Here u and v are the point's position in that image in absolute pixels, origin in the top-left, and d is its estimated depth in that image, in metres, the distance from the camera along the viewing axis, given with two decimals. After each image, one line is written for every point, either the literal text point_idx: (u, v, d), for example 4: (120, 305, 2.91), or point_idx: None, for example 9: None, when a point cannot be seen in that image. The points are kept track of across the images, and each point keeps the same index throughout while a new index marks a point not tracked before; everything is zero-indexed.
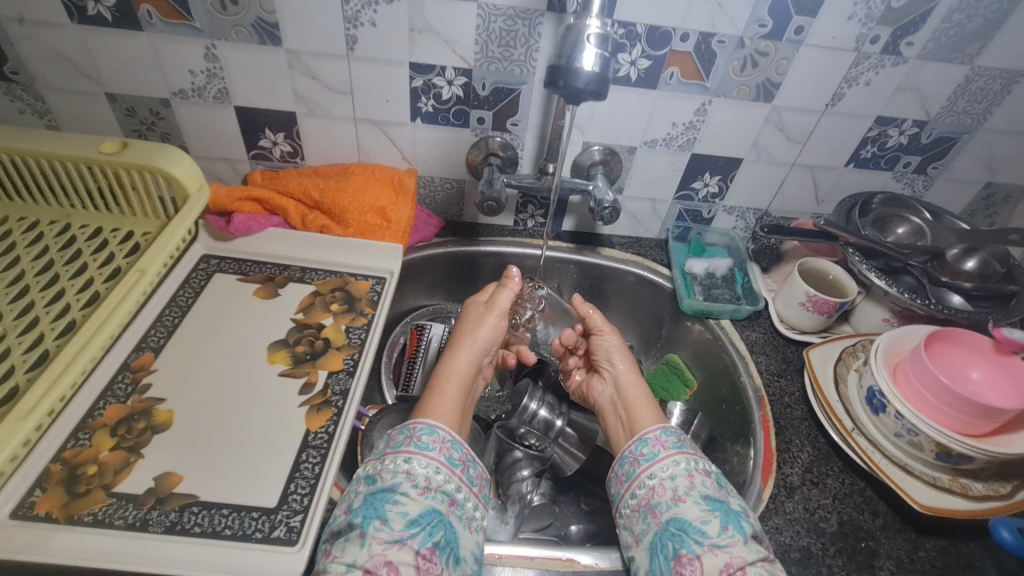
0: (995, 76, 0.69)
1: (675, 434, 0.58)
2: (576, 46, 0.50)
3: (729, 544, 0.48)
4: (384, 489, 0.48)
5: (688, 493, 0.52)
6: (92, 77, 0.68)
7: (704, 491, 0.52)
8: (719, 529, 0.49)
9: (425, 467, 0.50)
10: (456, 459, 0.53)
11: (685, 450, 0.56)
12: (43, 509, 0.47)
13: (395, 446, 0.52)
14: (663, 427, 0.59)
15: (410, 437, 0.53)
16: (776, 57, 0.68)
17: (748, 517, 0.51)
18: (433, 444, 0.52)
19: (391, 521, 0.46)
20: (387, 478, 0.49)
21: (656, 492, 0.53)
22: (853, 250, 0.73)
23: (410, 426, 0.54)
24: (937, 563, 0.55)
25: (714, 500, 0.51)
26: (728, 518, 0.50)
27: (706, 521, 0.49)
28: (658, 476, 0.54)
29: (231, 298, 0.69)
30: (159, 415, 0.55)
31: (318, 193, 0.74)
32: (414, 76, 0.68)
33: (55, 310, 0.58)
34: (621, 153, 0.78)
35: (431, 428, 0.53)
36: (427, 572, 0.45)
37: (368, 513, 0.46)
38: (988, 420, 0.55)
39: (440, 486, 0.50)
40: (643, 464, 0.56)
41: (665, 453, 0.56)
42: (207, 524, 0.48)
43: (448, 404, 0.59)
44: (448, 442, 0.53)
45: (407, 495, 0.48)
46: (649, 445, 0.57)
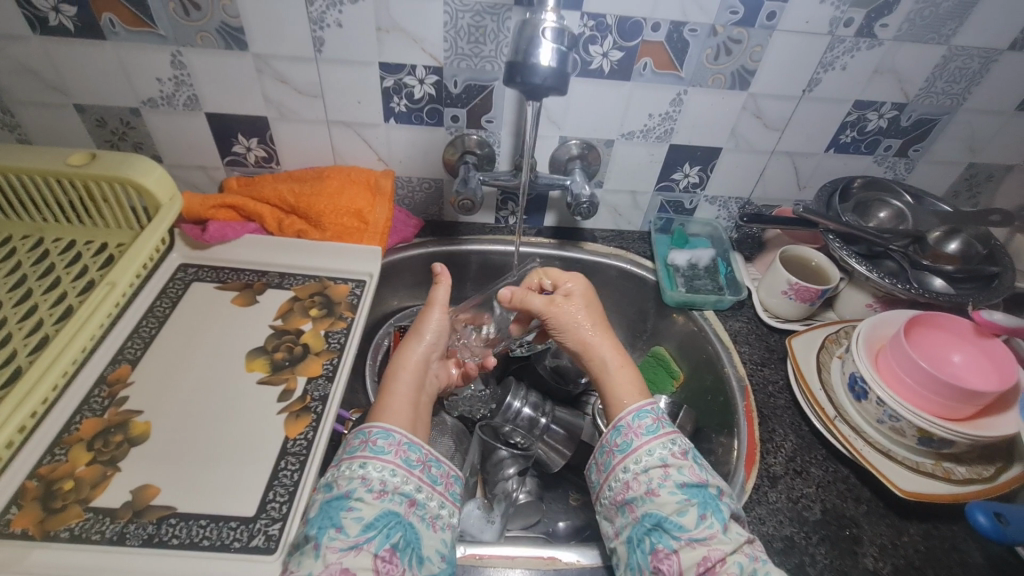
0: (973, 56, 0.68)
1: (650, 417, 0.55)
2: (531, 41, 0.50)
3: (708, 536, 0.48)
4: (339, 496, 0.48)
5: (663, 485, 0.51)
6: (60, 89, 0.68)
7: (680, 479, 0.51)
8: (696, 520, 0.49)
9: (380, 470, 0.50)
10: (415, 459, 0.52)
11: (660, 434, 0.54)
12: (19, 526, 0.47)
13: (350, 452, 0.51)
14: (634, 408, 0.56)
15: (365, 441, 0.52)
16: (749, 44, 0.67)
17: (725, 500, 0.52)
18: (389, 447, 0.51)
19: (347, 527, 0.46)
20: (343, 485, 0.48)
21: (632, 486, 0.52)
22: (834, 236, 0.72)
23: (365, 430, 0.53)
24: (921, 548, 0.55)
25: (691, 487, 0.51)
26: (706, 506, 0.50)
27: (683, 513, 0.49)
28: (632, 469, 0.53)
29: (208, 306, 0.68)
30: (136, 428, 0.55)
31: (293, 198, 0.74)
32: (385, 76, 0.68)
33: (27, 326, 0.57)
34: (599, 146, 0.77)
35: (387, 431, 0.52)
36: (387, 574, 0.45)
37: (323, 523, 0.46)
38: (968, 403, 0.54)
39: (396, 488, 0.49)
40: (619, 455, 0.54)
41: (640, 441, 0.54)
42: (185, 535, 0.48)
43: (399, 402, 0.57)
44: (405, 444, 0.52)
45: (363, 501, 0.47)
46: (623, 434, 0.55)
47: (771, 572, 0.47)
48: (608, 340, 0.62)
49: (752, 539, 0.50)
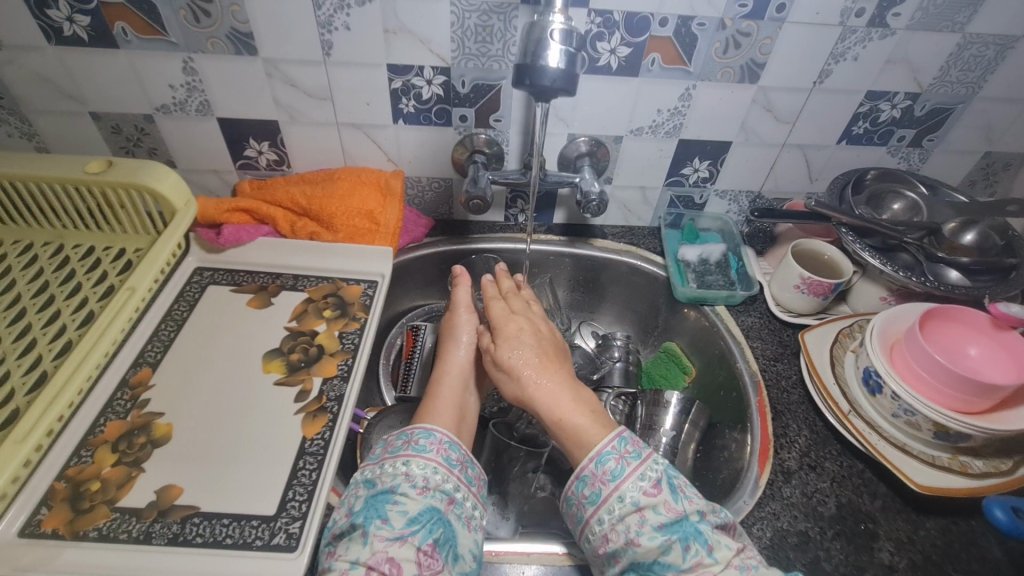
0: (988, 43, 0.67)
1: (612, 460, 0.51)
2: (540, 43, 0.50)
3: (696, 565, 0.46)
4: (384, 491, 0.49)
5: (641, 531, 0.47)
6: (75, 98, 0.69)
7: (657, 520, 0.47)
8: (682, 554, 0.46)
9: (423, 467, 0.50)
10: (455, 459, 0.53)
11: (626, 475, 0.50)
12: (50, 526, 0.49)
13: (393, 451, 0.52)
14: (596, 452, 0.52)
15: (408, 441, 0.53)
16: (758, 36, 0.66)
17: (706, 521, 0.48)
18: (430, 445, 0.52)
19: (392, 519, 0.46)
20: (387, 480, 0.49)
21: (611, 538, 0.48)
22: (847, 229, 0.72)
23: (408, 431, 0.54)
24: (938, 543, 0.55)
25: (670, 526, 0.47)
26: (688, 538, 0.47)
27: (668, 552, 0.46)
28: (607, 521, 0.49)
29: (226, 309, 0.70)
30: (159, 429, 0.57)
31: (305, 200, 0.75)
32: (393, 78, 0.68)
33: (51, 332, 0.59)
34: (608, 143, 0.77)
35: (428, 431, 0.54)
36: (427, 568, 0.45)
37: (369, 514, 0.47)
38: (985, 397, 0.54)
39: (438, 485, 0.50)
40: (589, 507, 0.50)
41: (608, 490, 0.50)
42: (208, 534, 0.49)
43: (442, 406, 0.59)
44: (446, 443, 0.53)
45: (406, 495, 0.48)
46: (589, 484, 0.51)
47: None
48: (548, 377, 0.59)
49: (744, 547, 0.48)
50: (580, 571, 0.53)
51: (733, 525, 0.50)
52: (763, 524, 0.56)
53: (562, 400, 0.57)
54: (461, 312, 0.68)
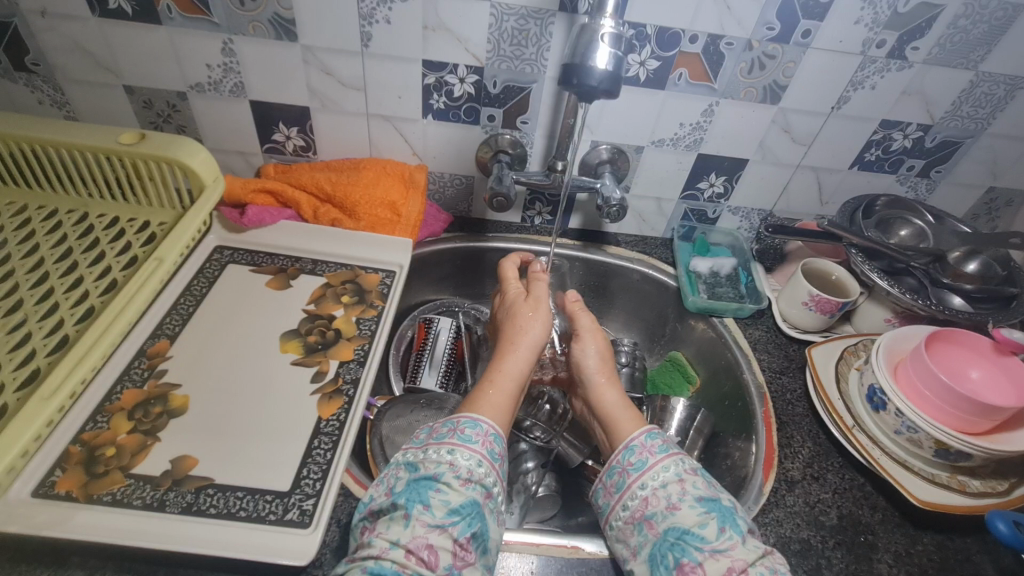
0: (999, 82, 0.70)
1: (660, 437, 0.57)
2: (589, 46, 0.53)
3: (729, 547, 0.47)
4: (427, 477, 0.49)
5: (683, 499, 0.51)
6: (111, 70, 0.70)
7: (697, 493, 0.51)
8: (716, 532, 0.48)
9: (468, 459, 0.51)
10: (497, 453, 0.53)
11: (671, 451, 0.55)
12: (63, 488, 0.49)
13: (438, 438, 0.53)
14: (645, 430, 0.58)
15: (454, 429, 0.53)
16: (783, 59, 0.69)
17: (739, 513, 0.51)
18: (477, 437, 0.53)
19: (434, 506, 0.47)
20: (430, 467, 0.50)
21: (651, 502, 0.52)
22: (856, 251, 0.74)
23: (455, 420, 0.55)
24: (934, 558, 0.57)
25: (709, 501, 0.50)
26: (724, 519, 0.49)
27: (704, 525, 0.48)
28: (651, 486, 0.53)
29: (245, 289, 0.70)
30: (175, 401, 0.57)
31: (330, 186, 0.76)
32: (427, 74, 0.70)
33: (74, 297, 0.59)
34: (629, 153, 0.79)
35: (475, 422, 0.54)
36: (462, 559, 0.46)
37: (412, 497, 0.47)
38: (987, 417, 0.56)
39: (480, 478, 0.50)
40: (634, 473, 0.55)
41: (654, 458, 0.55)
42: (223, 505, 0.50)
43: (501, 397, 0.59)
44: (491, 436, 0.54)
45: (450, 485, 0.48)
46: (637, 453, 0.56)
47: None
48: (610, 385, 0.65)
49: (771, 551, 0.49)
50: (587, 565, 0.54)
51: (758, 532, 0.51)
52: (765, 530, 0.57)
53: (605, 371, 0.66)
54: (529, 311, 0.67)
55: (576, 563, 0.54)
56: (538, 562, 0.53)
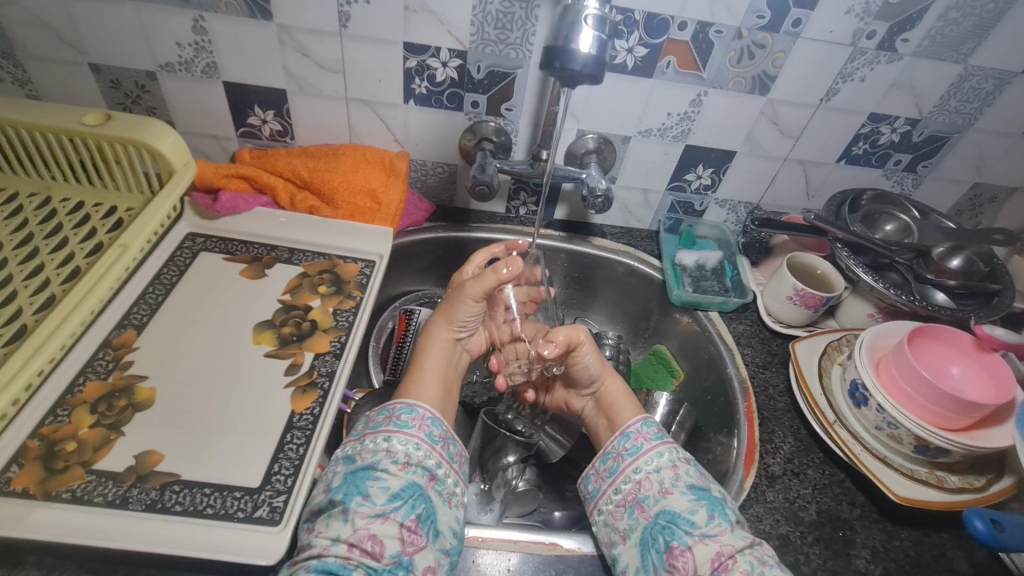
0: (988, 76, 0.70)
1: (655, 425, 0.58)
2: (573, 28, 0.51)
3: (718, 532, 0.48)
4: (364, 467, 0.48)
5: (674, 484, 0.52)
6: (75, 46, 0.66)
7: (690, 480, 0.52)
8: (706, 518, 0.49)
9: (404, 444, 0.50)
10: (437, 436, 0.53)
11: (666, 441, 0.56)
12: (20, 485, 0.47)
13: (374, 427, 0.52)
14: (641, 418, 0.59)
15: (389, 417, 0.53)
16: (773, 49, 0.67)
17: (729, 504, 0.52)
18: (413, 421, 0.52)
19: (373, 496, 0.47)
20: (367, 456, 0.49)
21: (644, 486, 0.53)
22: (842, 245, 0.73)
23: (389, 406, 0.54)
24: (911, 553, 0.57)
25: (698, 489, 0.51)
26: (713, 507, 0.50)
27: (694, 511, 0.50)
28: (644, 470, 0.54)
29: (216, 278, 0.68)
30: (140, 393, 0.55)
31: (307, 173, 0.73)
32: (408, 57, 0.67)
33: (34, 284, 0.56)
34: (615, 142, 0.77)
35: (410, 407, 0.54)
36: (410, 545, 0.46)
37: (349, 491, 0.47)
38: (966, 414, 0.56)
39: (419, 461, 0.50)
40: (628, 458, 0.56)
41: (649, 445, 0.56)
42: (189, 503, 0.48)
43: (429, 376, 0.60)
44: (428, 419, 0.53)
45: (387, 471, 0.48)
46: (633, 439, 0.57)
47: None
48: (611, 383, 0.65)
49: (759, 541, 0.49)
50: (565, 561, 0.53)
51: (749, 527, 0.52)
52: (745, 525, 0.57)
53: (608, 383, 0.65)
54: (468, 301, 0.62)
55: (554, 559, 0.52)
56: (516, 559, 0.52)
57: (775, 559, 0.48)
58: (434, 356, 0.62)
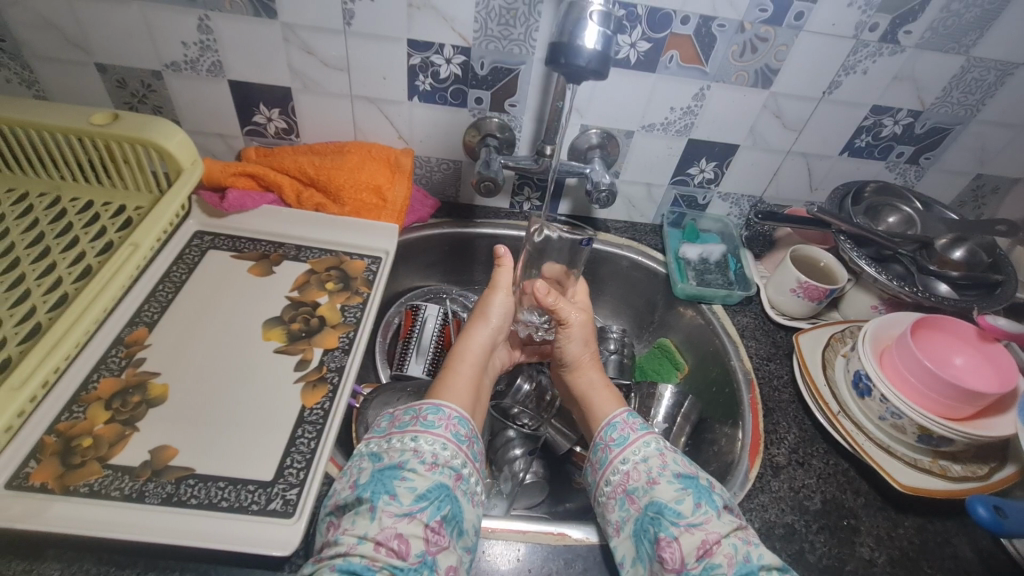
0: (990, 68, 0.70)
1: (641, 417, 0.60)
2: (577, 24, 0.52)
3: (704, 520, 0.49)
4: (392, 466, 0.49)
5: (661, 474, 0.53)
6: (82, 47, 0.67)
7: (675, 470, 0.53)
8: (692, 507, 0.50)
9: (432, 444, 0.51)
10: (463, 436, 0.54)
11: (652, 430, 0.58)
12: (38, 480, 0.47)
13: (401, 426, 0.53)
14: (626, 409, 0.61)
15: (416, 417, 0.53)
16: (775, 42, 0.68)
17: (716, 490, 0.53)
18: (439, 422, 0.53)
19: (400, 495, 0.47)
20: (394, 455, 0.50)
21: (632, 477, 0.54)
22: (845, 238, 0.74)
23: (416, 407, 0.55)
24: (915, 541, 0.57)
25: (685, 477, 0.53)
26: (700, 495, 0.51)
27: (681, 500, 0.51)
28: (631, 461, 0.55)
29: (225, 275, 0.68)
30: (153, 389, 0.56)
31: (313, 170, 0.73)
32: (412, 54, 0.68)
33: (47, 283, 0.57)
34: (619, 137, 0.78)
35: (437, 408, 0.54)
36: (434, 545, 0.46)
37: (377, 489, 0.47)
38: (967, 403, 0.56)
39: (446, 461, 0.51)
40: (615, 449, 0.57)
41: (635, 435, 0.57)
42: (204, 496, 0.49)
43: (462, 383, 0.60)
44: (455, 420, 0.54)
45: (415, 471, 0.49)
46: (619, 429, 0.59)
47: (764, 554, 0.48)
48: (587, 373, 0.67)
49: (744, 525, 0.51)
50: (575, 551, 0.53)
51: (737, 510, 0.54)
52: (750, 515, 0.58)
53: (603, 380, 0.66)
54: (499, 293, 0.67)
55: (562, 549, 0.53)
56: (525, 549, 0.53)
57: (760, 542, 0.50)
58: (468, 362, 0.63)
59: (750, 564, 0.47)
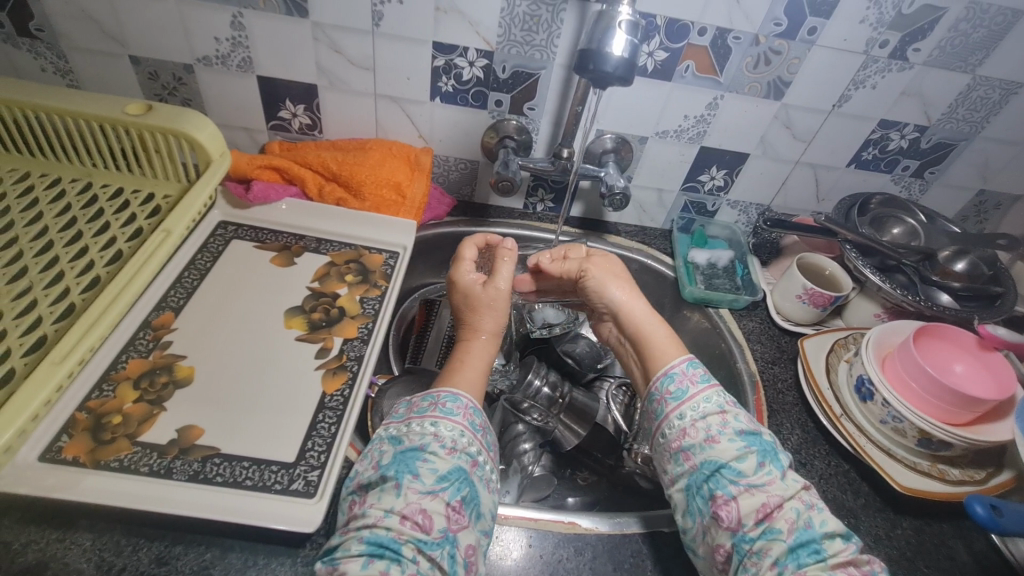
0: (995, 86, 0.72)
1: (702, 367, 0.55)
2: (606, 33, 0.54)
3: (767, 481, 0.48)
4: (413, 448, 0.49)
5: (722, 432, 0.51)
6: (117, 39, 0.69)
7: (738, 427, 0.51)
8: (755, 466, 0.49)
9: (451, 430, 0.51)
10: (478, 425, 0.54)
11: (712, 383, 0.54)
12: (71, 454, 0.49)
13: (420, 411, 0.53)
14: (686, 358, 0.56)
15: (434, 403, 0.53)
16: (788, 55, 0.70)
17: (780, 450, 0.52)
18: (458, 409, 0.53)
19: (422, 476, 0.47)
20: (415, 439, 0.50)
21: (689, 433, 0.52)
22: (851, 246, 0.76)
23: (434, 394, 0.54)
24: (912, 541, 0.59)
25: (748, 435, 0.51)
26: (766, 454, 0.50)
27: (743, 459, 0.49)
28: (689, 416, 0.52)
29: (248, 264, 0.70)
30: (180, 371, 0.57)
31: (336, 165, 0.76)
32: (437, 56, 0.70)
33: (80, 266, 0.59)
34: (633, 142, 0.80)
35: (455, 395, 0.54)
36: (455, 523, 0.47)
37: (401, 468, 0.48)
38: (968, 408, 0.58)
39: (464, 447, 0.51)
40: (672, 403, 0.54)
41: (695, 389, 0.54)
42: (229, 474, 0.51)
43: (474, 372, 0.59)
44: (471, 408, 0.54)
45: (436, 455, 0.49)
46: (677, 380, 0.55)
47: (827, 521, 0.47)
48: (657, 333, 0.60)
49: (807, 486, 0.50)
50: (584, 539, 0.55)
51: (796, 469, 0.53)
52: None
53: (648, 314, 0.61)
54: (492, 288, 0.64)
55: (572, 537, 0.55)
56: (535, 536, 0.55)
57: (821, 505, 0.49)
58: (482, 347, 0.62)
59: (811, 530, 0.46)
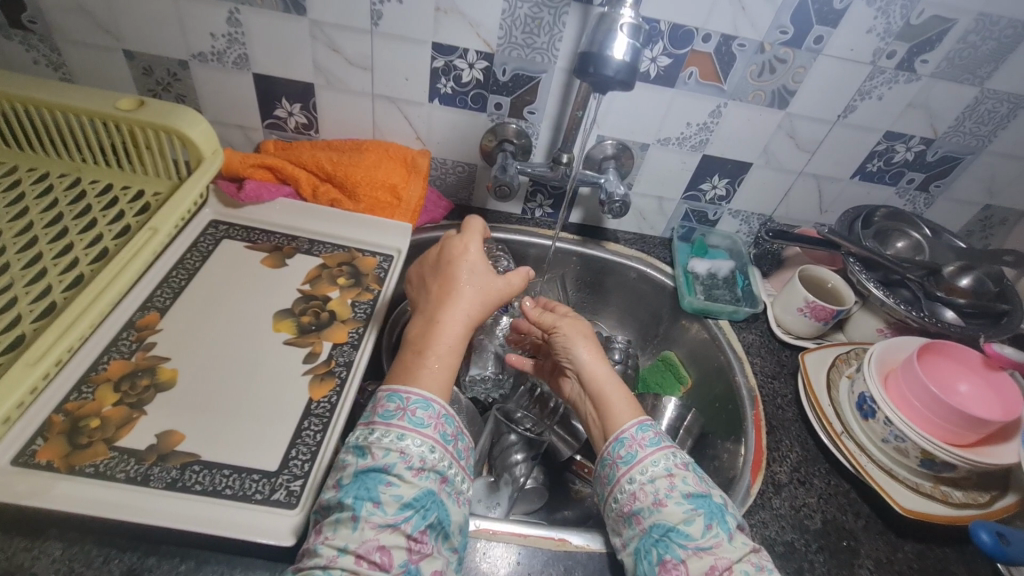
0: (1003, 100, 0.71)
1: (652, 430, 0.54)
2: (609, 36, 0.53)
3: (714, 544, 0.47)
4: (377, 469, 0.47)
5: (669, 495, 0.49)
6: (111, 32, 0.68)
7: (685, 489, 0.50)
8: (703, 529, 0.47)
9: (419, 446, 0.49)
10: (449, 434, 0.51)
11: (662, 446, 0.53)
12: (44, 458, 0.47)
13: (386, 417, 0.50)
14: (635, 423, 0.55)
15: (403, 409, 0.50)
16: (793, 64, 0.69)
17: (728, 510, 0.51)
18: (428, 420, 0.50)
19: (384, 504, 0.45)
20: (379, 456, 0.48)
21: (638, 497, 0.50)
22: (854, 260, 0.74)
23: (404, 395, 0.51)
24: (914, 566, 0.57)
25: (696, 497, 0.49)
26: (711, 516, 0.48)
27: (690, 522, 0.48)
28: (638, 480, 0.51)
29: (238, 265, 0.69)
30: (163, 373, 0.56)
31: (331, 166, 0.75)
32: (436, 57, 0.69)
33: (63, 264, 0.57)
34: (633, 149, 0.78)
35: (427, 403, 0.51)
36: (417, 553, 0.45)
37: (361, 495, 0.45)
38: (973, 430, 0.57)
39: (433, 465, 0.48)
40: (622, 466, 0.53)
41: (644, 453, 0.52)
42: (208, 483, 0.49)
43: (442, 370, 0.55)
44: (443, 418, 0.51)
45: (400, 477, 0.47)
46: (626, 445, 0.53)
47: None
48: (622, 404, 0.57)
49: (756, 548, 0.48)
50: (574, 558, 0.53)
51: (747, 530, 0.51)
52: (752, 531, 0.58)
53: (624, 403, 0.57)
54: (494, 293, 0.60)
55: (562, 555, 0.53)
56: (524, 553, 0.53)
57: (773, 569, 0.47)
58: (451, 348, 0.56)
59: None
